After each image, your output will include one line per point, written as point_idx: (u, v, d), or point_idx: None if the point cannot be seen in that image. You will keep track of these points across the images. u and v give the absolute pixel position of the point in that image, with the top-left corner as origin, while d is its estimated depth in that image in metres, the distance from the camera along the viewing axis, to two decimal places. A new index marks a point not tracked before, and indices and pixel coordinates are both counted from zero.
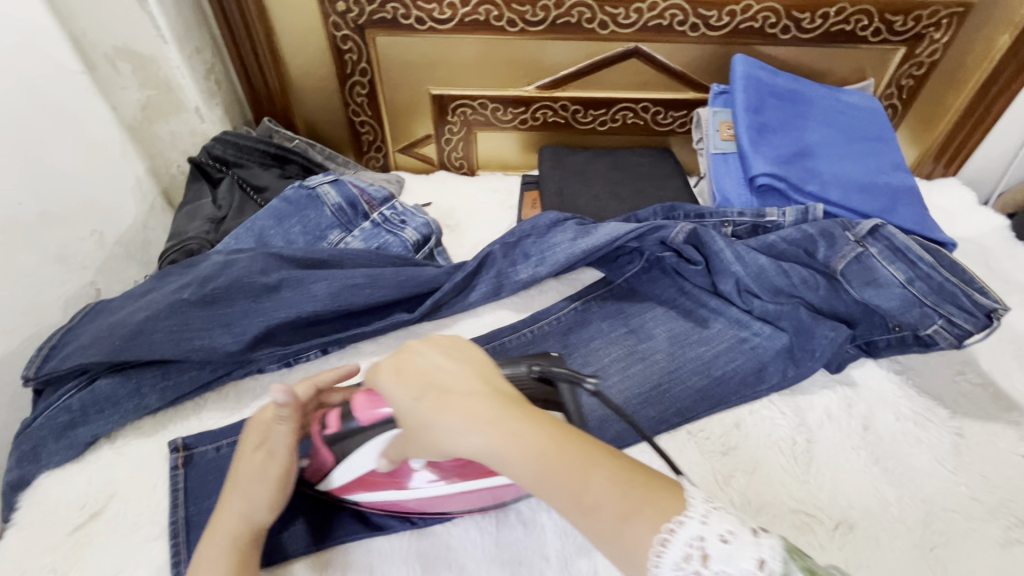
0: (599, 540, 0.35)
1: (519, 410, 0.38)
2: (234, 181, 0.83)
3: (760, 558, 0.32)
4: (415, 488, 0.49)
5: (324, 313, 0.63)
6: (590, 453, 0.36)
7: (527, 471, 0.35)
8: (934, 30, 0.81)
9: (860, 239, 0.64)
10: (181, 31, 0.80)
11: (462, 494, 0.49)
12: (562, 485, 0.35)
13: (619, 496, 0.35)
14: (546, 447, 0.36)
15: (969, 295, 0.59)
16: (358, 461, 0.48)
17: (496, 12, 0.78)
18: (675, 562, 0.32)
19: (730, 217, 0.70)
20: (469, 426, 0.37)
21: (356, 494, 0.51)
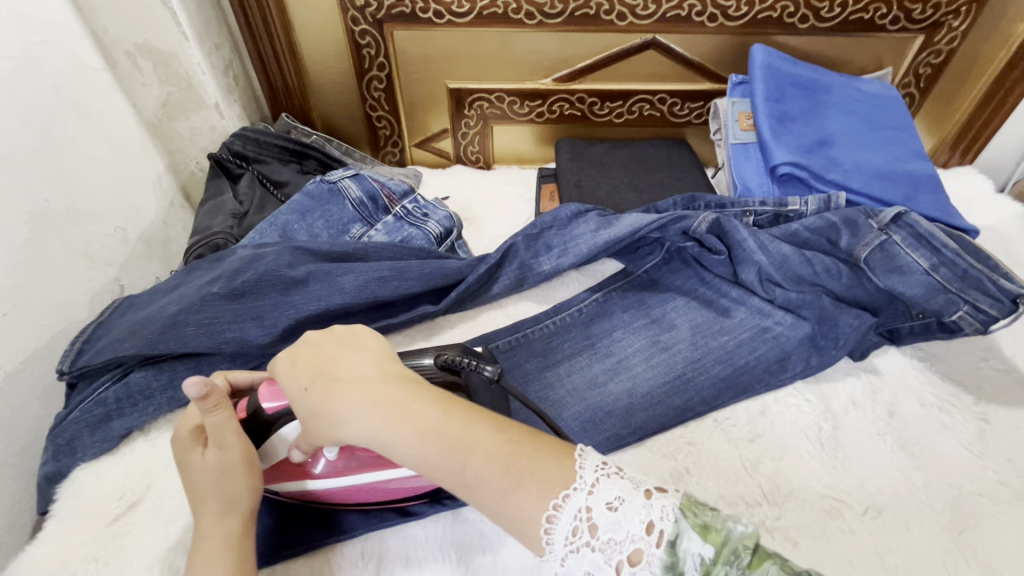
0: (492, 510, 0.39)
1: (407, 394, 0.41)
2: (254, 177, 0.84)
3: (648, 521, 0.35)
4: (326, 476, 0.50)
5: (352, 306, 0.63)
6: (474, 433, 0.40)
7: (414, 452, 0.40)
8: (953, 18, 0.81)
9: (883, 227, 0.64)
10: (201, 27, 0.80)
11: (369, 485, 0.51)
12: (447, 463, 0.39)
13: (501, 471, 0.39)
14: (428, 428, 0.40)
15: (993, 281, 0.59)
16: (271, 452, 0.49)
17: (515, 4, 0.79)
18: (566, 535, 0.36)
19: (752, 206, 0.70)
20: (364, 413, 0.40)
21: (274, 484, 0.52)
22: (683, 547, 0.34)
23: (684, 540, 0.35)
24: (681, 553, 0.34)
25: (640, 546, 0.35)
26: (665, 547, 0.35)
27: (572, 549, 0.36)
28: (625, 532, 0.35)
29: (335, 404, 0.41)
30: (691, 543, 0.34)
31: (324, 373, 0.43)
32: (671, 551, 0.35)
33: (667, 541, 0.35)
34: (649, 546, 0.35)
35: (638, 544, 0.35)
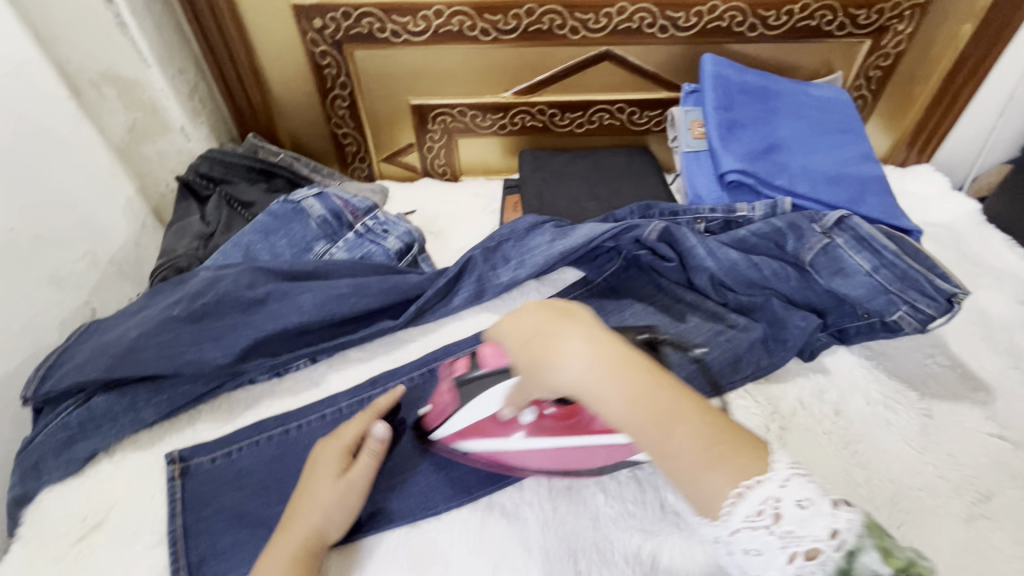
0: (678, 480, 0.41)
1: (621, 357, 0.43)
2: (221, 198, 0.85)
3: (834, 528, 0.37)
4: (518, 436, 0.56)
5: (312, 323, 0.65)
6: (681, 406, 0.42)
7: (621, 412, 0.42)
8: (898, 22, 0.83)
9: (826, 231, 0.66)
10: (163, 53, 0.82)
11: (569, 449, 0.56)
12: (652, 429, 0.41)
13: (701, 449, 0.40)
14: (637, 396, 0.42)
15: (931, 281, 0.61)
16: (478, 407, 0.55)
17: (469, 22, 0.80)
18: (748, 514, 0.38)
19: (703, 214, 0.72)
20: (582, 369, 0.43)
21: (465, 442, 0.58)
22: (862, 561, 0.36)
23: (865, 554, 0.36)
24: (858, 563, 0.36)
25: (820, 545, 0.37)
26: (844, 553, 0.36)
27: (750, 526, 0.38)
28: (810, 530, 0.37)
29: (559, 352, 0.44)
30: (871, 560, 0.36)
31: (552, 322, 0.46)
32: (849, 558, 0.36)
33: (847, 548, 0.36)
34: (829, 549, 0.37)
35: (818, 544, 0.37)
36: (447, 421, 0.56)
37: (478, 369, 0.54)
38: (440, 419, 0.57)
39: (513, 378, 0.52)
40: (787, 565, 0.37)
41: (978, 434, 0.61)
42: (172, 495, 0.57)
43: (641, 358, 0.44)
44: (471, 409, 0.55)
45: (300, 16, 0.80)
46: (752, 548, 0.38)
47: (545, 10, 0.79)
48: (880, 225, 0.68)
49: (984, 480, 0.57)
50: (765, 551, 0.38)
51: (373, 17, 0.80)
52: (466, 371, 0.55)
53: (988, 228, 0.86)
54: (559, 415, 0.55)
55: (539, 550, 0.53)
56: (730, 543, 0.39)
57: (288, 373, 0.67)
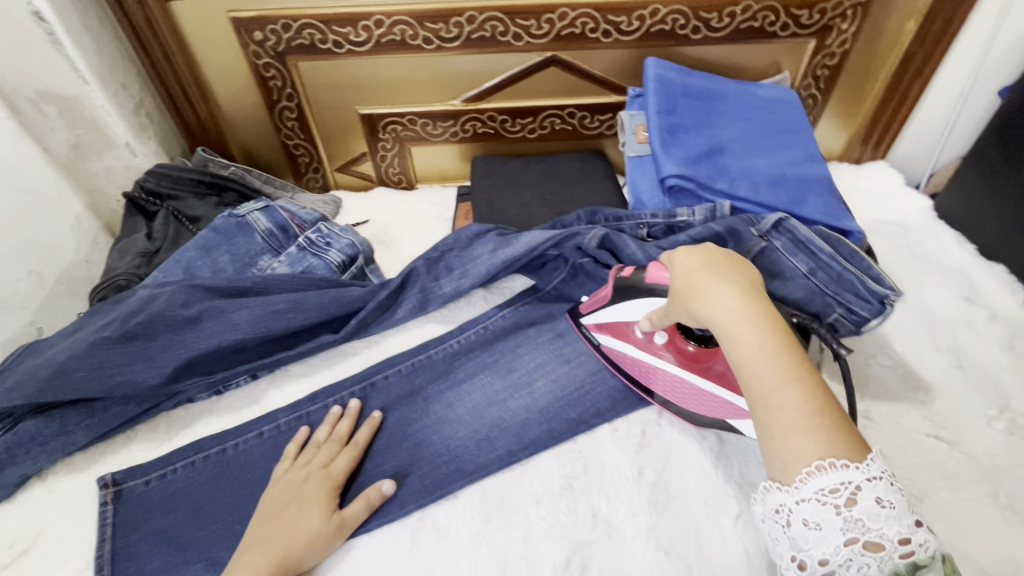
0: (764, 431, 0.41)
1: (765, 312, 0.44)
2: (168, 214, 0.85)
3: (906, 536, 0.37)
4: (637, 342, 0.63)
5: (249, 339, 0.65)
6: (806, 371, 0.42)
7: (750, 354, 0.43)
8: (841, 21, 0.83)
9: (764, 233, 0.66)
10: (104, 69, 0.80)
11: (685, 385, 0.60)
12: (764, 378, 0.42)
13: (804, 413, 0.40)
14: (773, 347, 0.42)
15: (864, 283, 0.61)
16: (628, 310, 0.63)
17: (411, 31, 0.80)
18: (820, 487, 0.38)
19: (644, 220, 0.72)
20: (728, 307, 0.44)
21: (600, 335, 0.67)
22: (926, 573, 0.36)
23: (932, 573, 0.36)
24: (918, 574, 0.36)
25: (884, 543, 0.37)
26: (908, 563, 0.37)
27: (820, 498, 0.38)
28: (880, 526, 0.37)
29: (707, 289, 0.46)
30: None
31: (711, 265, 0.48)
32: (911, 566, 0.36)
33: (913, 559, 0.37)
34: (894, 551, 0.37)
35: (883, 541, 0.37)
36: (598, 310, 0.66)
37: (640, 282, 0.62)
38: (592, 308, 0.68)
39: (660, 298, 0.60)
40: (843, 547, 0.37)
41: (915, 435, 0.61)
42: (101, 520, 0.56)
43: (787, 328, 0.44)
44: (623, 308, 0.63)
45: (240, 28, 0.80)
46: (813, 520, 0.39)
47: (486, 17, 0.79)
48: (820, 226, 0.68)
49: (918, 482, 0.57)
50: (826, 526, 0.38)
51: (314, 28, 0.79)
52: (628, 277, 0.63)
53: (939, 225, 0.86)
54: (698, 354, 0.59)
55: (468, 564, 0.52)
56: (793, 511, 0.39)
57: (228, 391, 0.66)
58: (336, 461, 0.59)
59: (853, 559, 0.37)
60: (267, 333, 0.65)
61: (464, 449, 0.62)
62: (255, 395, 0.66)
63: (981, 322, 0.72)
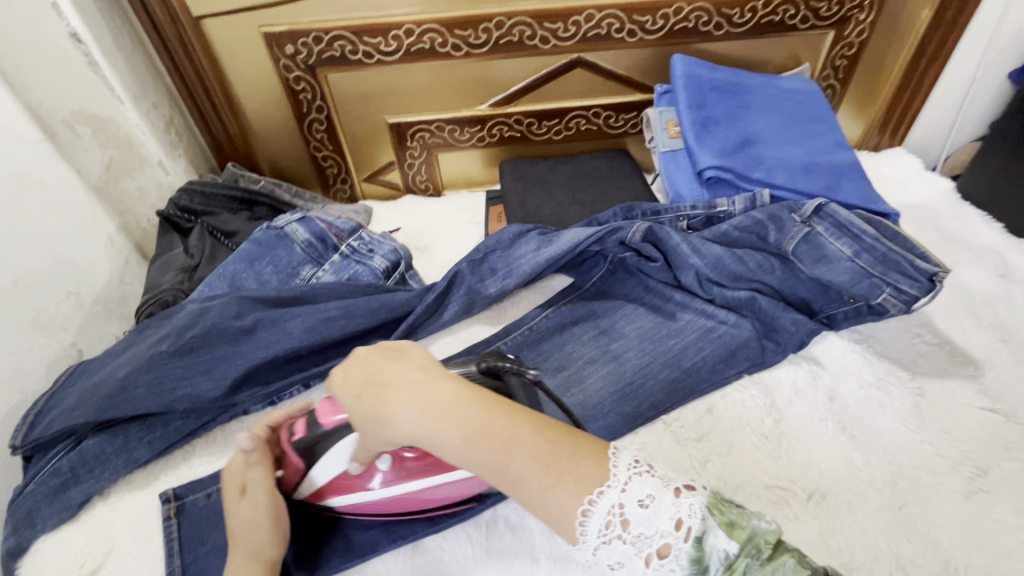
0: (532, 506, 0.41)
1: (451, 398, 0.43)
2: (204, 230, 0.85)
3: (677, 518, 0.37)
4: (380, 486, 0.53)
5: (303, 348, 0.65)
6: (516, 430, 0.42)
7: (461, 451, 0.42)
8: (858, 12, 0.85)
9: (807, 218, 0.67)
10: (137, 89, 0.82)
11: (433, 489, 0.53)
12: (492, 462, 0.41)
13: (540, 469, 0.40)
14: (473, 429, 0.41)
15: (911, 262, 0.62)
16: (330, 464, 0.52)
17: (441, 39, 0.81)
18: (599, 528, 0.38)
19: (684, 211, 0.73)
20: (415, 419, 0.42)
21: (331, 499, 0.54)
22: (709, 543, 0.37)
23: (710, 536, 0.37)
24: (706, 548, 0.37)
25: (669, 540, 0.37)
26: (692, 542, 0.37)
27: (603, 540, 0.38)
28: (655, 527, 0.37)
29: (385, 411, 0.43)
30: (717, 540, 0.37)
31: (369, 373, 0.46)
32: (697, 546, 0.37)
33: (695, 537, 0.37)
34: (676, 541, 0.37)
35: (666, 539, 0.37)
36: (304, 480, 0.53)
37: (320, 430, 0.52)
38: (294, 479, 0.54)
39: (353, 435, 0.51)
40: (646, 569, 0.37)
41: (970, 409, 0.62)
42: (167, 535, 0.56)
43: (484, 398, 0.43)
44: (321, 469, 0.52)
45: (271, 43, 0.80)
46: (614, 561, 0.38)
47: (515, 22, 0.80)
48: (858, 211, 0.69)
49: (980, 454, 0.58)
50: (625, 562, 0.38)
51: (345, 39, 0.80)
52: (305, 433, 0.53)
53: (963, 206, 0.88)
54: (416, 455, 0.52)
55: (548, 560, 0.51)
56: (597, 561, 0.39)
57: (283, 401, 0.66)
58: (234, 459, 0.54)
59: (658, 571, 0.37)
60: (320, 342, 0.65)
61: None
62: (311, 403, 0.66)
63: (1018, 297, 0.73)
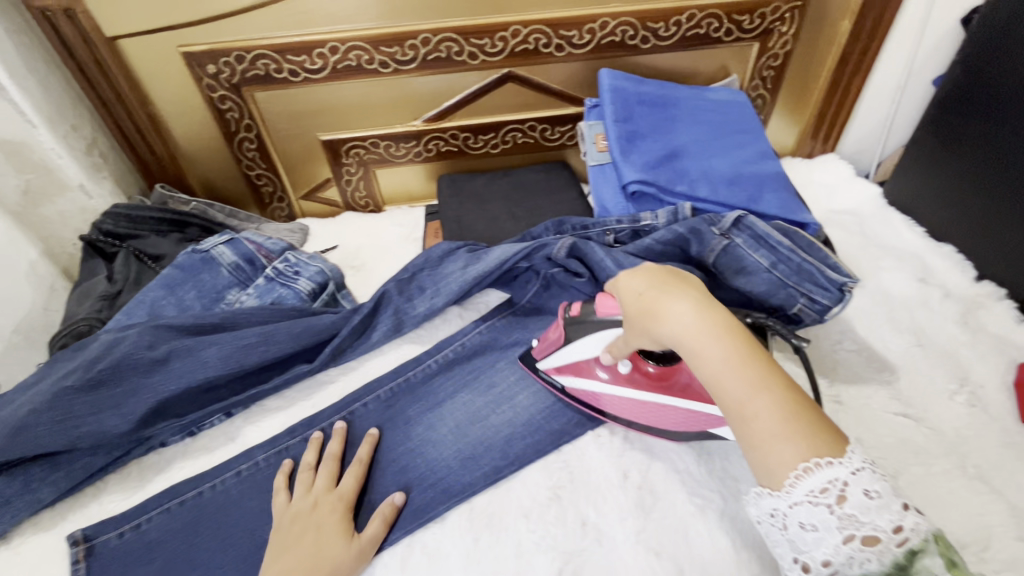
0: (747, 444, 0.41)
1: (723, 324, 0.43)
2: (129, 253, 0.83)
3: (897, 524, 0.36)
4: (601, 378, 0.61)
5: (219, 376, 0.63)
6: (771, 376, 0.41)
7: (712, 365, 0.42)
8: (780, 25, 0.86)
9: (727, 230, 0.68)
10: (53, 110, 0.78)
11: (655, 406, 0.59)
12: (735, 388, 0.41)
13: (778, 419, 0.39)
14: (732, 356, 0.42)
15: (823, 272, 0.63)
16: (588, 347, 0.61)
17: (367, 56, 0.80)
18: (810, 490, 0.37)
19: (611, 226, 0.74)
20: (686, 322, 0.44)
21: (563, 377, 0.65)
22: (924, 562, 0.36)
23: (927, 556, 0.36)
24: (916, 562, 0.36)
25: (879, 535, 0.36)
26: (905, 549, 0.36)
27: (810, 500, 0.37)
28: (872, 518, 0.36)
29: (664, 308, 0.45)
30: (933, 562, 0.36)
31: (659, 283, 0.48)
32: (907, 554, 0.36)
33: (909, 546, 0.36)
34: (889, 541, 0.36)
35: (877, 533, 0.36)
36: (554, 352, 0.64)
37: (595, 315, 0.60)
38: (546, 350, 0.65)
39: (620, 328, 0.58)
40: (842, 546, 0.36)
41: (884, 415, 0.63)
42: None
43: (753, 341, 0.43)
44: (570, 350, 0.62)
45: (192, 63, 0.79)
46: (808, 522, 0.38)
47: (441, 38, 0.80)
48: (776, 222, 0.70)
49: (889, 460, 0.59)
50: (822, 527, 0.37)
51: (268, 58, 0.79)
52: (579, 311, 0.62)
53: (889, 211, 0.90)
54: (657, 373, 0.59)
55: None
56: (787, 515, 0.38)
57: (203, 431, 0.65)
58: (316, 482, 0.58)
59: (854, 556, 0.36)
60: (239, 369, 0.64)
61: (449, 470, 0.61)
62: (232, 432, 0.65)
63: (936, 301, 0.75)
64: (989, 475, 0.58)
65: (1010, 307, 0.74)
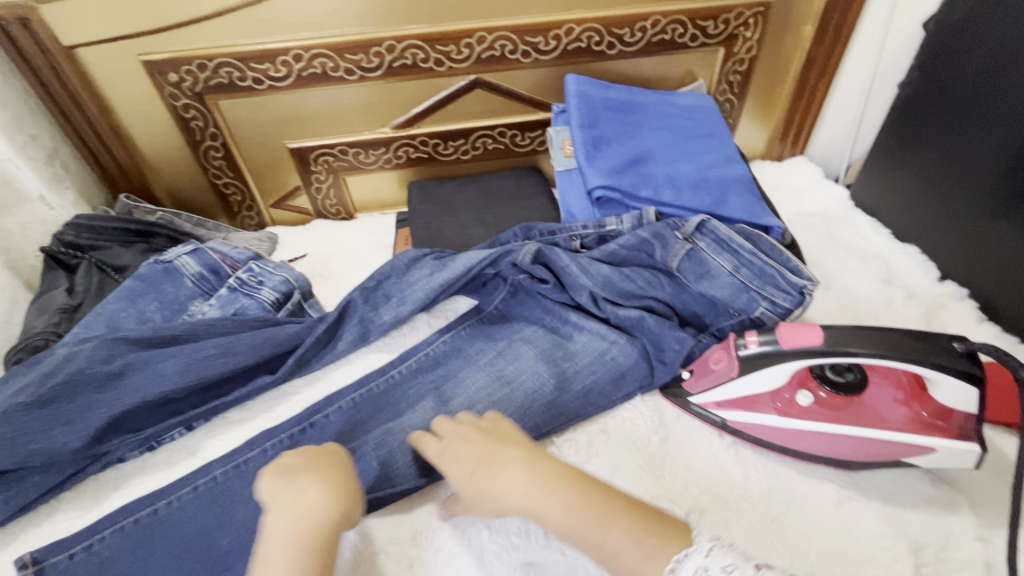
0: None
1: (557, 475, 0.49)
2: (91, 264, 0.81)
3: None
4: (783, 409, 0.58)
5: (177, 389, 0.62)
6: (613, 513, 0.46)
7: (561, 521, 0.47)
8: (744, 29, 0.87)
9: (690, 234, 0.69)
10: (11, 121, 0.75)
11: (837, 439, 0.56)
12: (590, 533, 0.46)
13: (633, 545, 0.44)
14: (575, 505, 0.47)
15: (784, 276, 0.64)
16: (769, 379, 0.57)
17: (332, 63, 0.80)
18: None
19: (577, 231, 0.74)
20: (521, 487, 0.49)
21: (729, 413, 0.60)
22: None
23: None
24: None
25: None
26: None
27: None
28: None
29: (494, 479, 0.50)
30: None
31: (488, 457, 0.51)
32: None
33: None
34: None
35: None
36: (722, 386, 0.59)
37: (775, 348, 0.54)
38: (708, 383, 0.61)
39: (810, 361, 0.54)
40: None
41: None
42: None
43: (591, 482, 0.49)
44: (750, 382, 0.58)
45: (153, 71, 0.78)
46: None
47: (406, 46, 0.80)
48: (739, 225, 0.71)
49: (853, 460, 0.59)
50: None
51: (230, 66, 0.78)
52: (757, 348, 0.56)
53: (856, 213, 0.91)
54: (833, 405, 0.58)
55: None
56: None
57: (162, 446, 0.63)
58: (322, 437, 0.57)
59: None
60: (199, 382, 0.63)
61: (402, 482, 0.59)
62: (192, 447, 0.63)
63: (899, 302, 0.76)
64: (957, 477, 0.57)
65: (972, 306, 0.75)
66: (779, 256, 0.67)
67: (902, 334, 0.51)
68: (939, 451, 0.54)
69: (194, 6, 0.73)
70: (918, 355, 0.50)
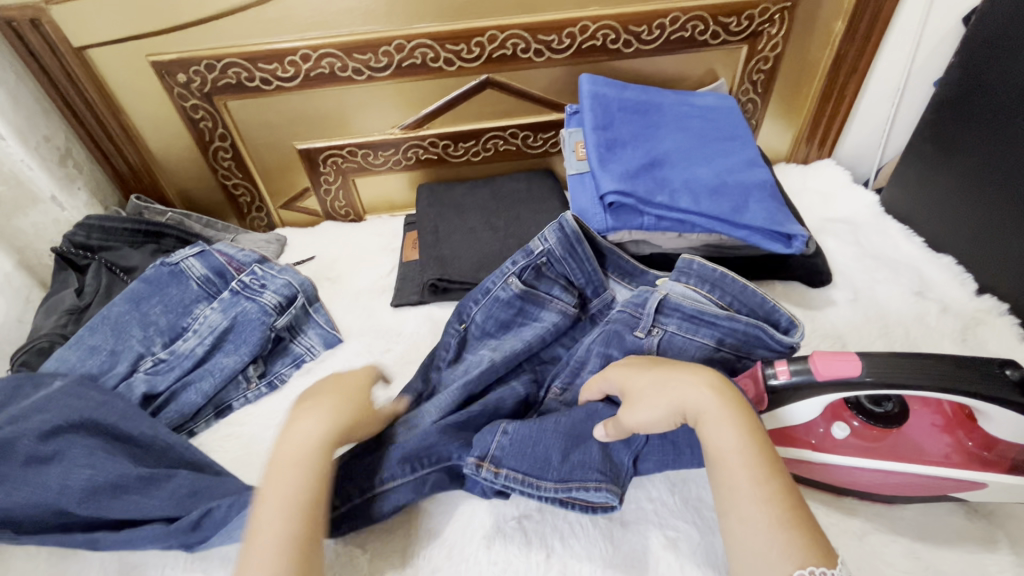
0: (750, 526, 0.41)
1: (737, 406, 0.46)
2: (100, 266, 0.80)
3: None
4: (818, 442, 0.54)
5: (64, 504, 0.52)
6: (781, 468, 0.43)
7: (730, 441, 0.44)
8: (769, 26, 0.83)
9: (652, 326, 0.58)
10: (22, 122, 0.75)
11: (874, 475, 0.52)
12: (742, 471, 0.43)
13: (783, 509, 0.41)
14: (746, 435, 0.44)
15: (772, 338, 0.56)
16: (797, 409, 0.52)
17: (339, 63, 0.78)
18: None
19: (509, 272, 0.64)
20: (701, 396, 0.46)
21: None
22: None
23: None
24: None
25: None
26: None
27: None
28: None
29: (681, 379, 0.48)
30: None
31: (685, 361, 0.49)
32: None
33: None
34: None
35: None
36: None
37: (807, 380, 0.50)
38: None
39: (847, 392, 0.49)
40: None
41: None
42: None
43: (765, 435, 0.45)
44: (777, 418, 0.53)
45: (161, 72, 0.78)
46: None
47: (415, 45, 0.78)
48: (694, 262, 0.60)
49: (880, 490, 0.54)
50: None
51: (239, 67, 0.77)
52: (787, 381, 0.51)
53: (887, 220, 0.86)
54: (871, 441, 0.54)
55: None
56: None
57: None
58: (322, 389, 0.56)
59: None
60: (123, 478, 0.54)
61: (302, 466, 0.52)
62: None
63: (932, 316, 0.71)
64: (994, 511, 0.53)
65: (1012, 322, 0.70)
66: (753, 299, 0.59)
67: (940, 361, 0.47)
68: (990, 487, 0.50)
69: (202, 7, 0.72)
70: (961, 386, 0.47)
